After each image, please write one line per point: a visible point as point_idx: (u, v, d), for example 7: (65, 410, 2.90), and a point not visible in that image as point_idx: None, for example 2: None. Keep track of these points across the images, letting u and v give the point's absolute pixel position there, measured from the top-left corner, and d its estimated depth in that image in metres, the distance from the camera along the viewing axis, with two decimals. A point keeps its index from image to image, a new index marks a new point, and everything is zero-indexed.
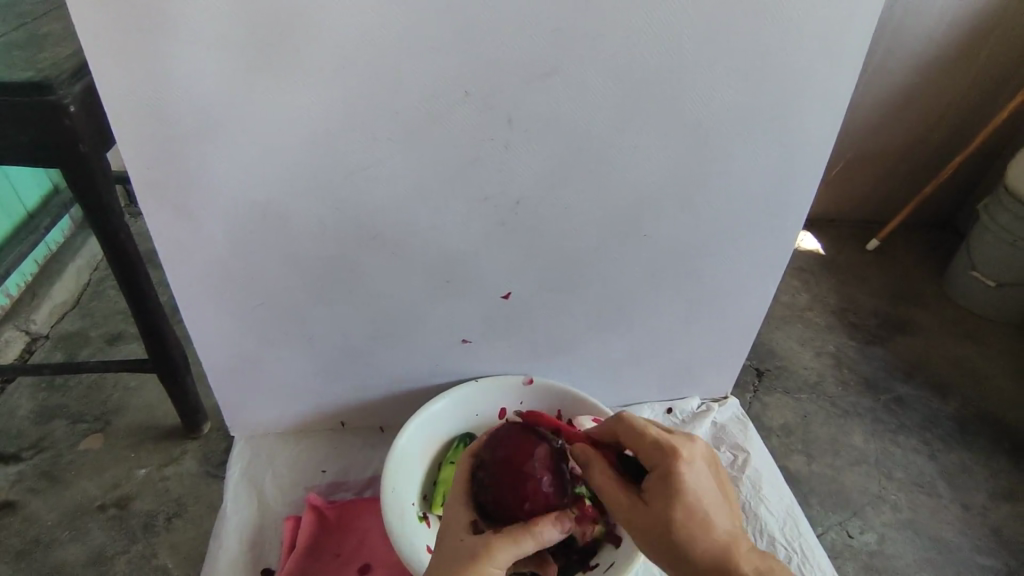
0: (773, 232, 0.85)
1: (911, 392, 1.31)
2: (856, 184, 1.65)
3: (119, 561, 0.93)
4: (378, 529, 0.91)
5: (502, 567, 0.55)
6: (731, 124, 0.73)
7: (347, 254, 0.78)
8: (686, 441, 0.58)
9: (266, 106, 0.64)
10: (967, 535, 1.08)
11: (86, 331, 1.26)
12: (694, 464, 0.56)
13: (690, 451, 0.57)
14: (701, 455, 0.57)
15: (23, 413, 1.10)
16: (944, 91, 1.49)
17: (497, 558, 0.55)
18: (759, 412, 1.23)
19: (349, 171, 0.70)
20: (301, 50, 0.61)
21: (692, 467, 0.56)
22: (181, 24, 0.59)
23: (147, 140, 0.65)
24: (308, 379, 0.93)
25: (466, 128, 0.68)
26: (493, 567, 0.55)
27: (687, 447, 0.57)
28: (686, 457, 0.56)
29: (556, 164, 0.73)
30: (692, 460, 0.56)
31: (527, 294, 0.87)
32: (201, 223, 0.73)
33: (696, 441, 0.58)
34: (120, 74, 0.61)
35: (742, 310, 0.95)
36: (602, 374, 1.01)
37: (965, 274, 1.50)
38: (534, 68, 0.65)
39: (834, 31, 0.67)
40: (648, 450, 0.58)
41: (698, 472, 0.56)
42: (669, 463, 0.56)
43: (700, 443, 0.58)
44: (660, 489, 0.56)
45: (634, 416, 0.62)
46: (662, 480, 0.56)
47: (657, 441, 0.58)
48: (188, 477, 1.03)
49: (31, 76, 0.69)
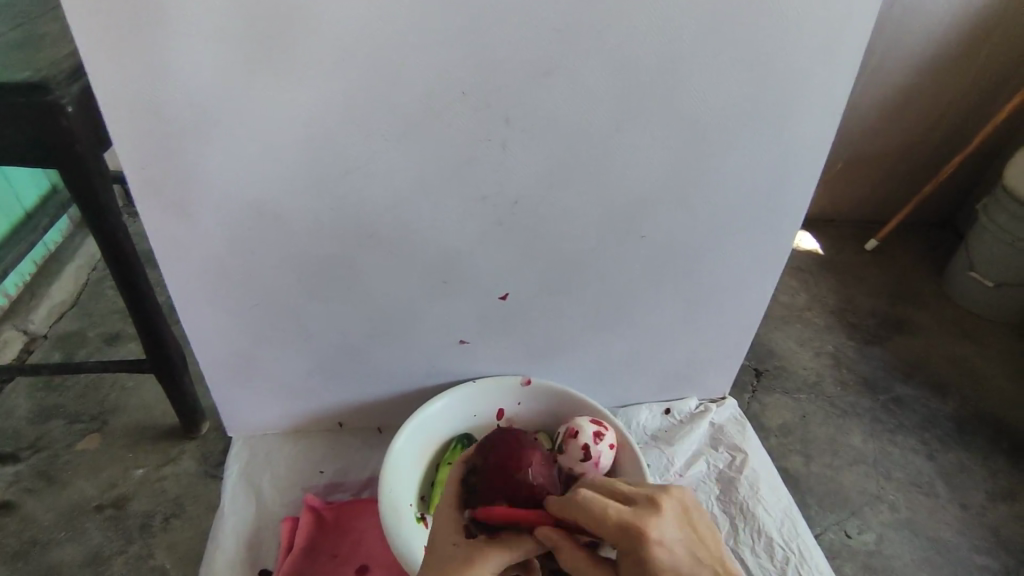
0: (772, 232, 0.85)
1: (910, 392, 1.31)
2: (855, 185, 1.65)
3: (117, 562, 0.93)
4: (376, 530, 0.91)
5: (491, 569, 0.56)
6: (728, 124, 0.73)
7: (344, 253, 0.78)
8: (651, 518, 0.52)
9: (266, 102, 0.64)
10: (965, 535, 1.08)
11: (84, 331, 1.26)
12: (665, 538, 0.52)
13: (659, 528, 0.52)
14: (670, 525, 0.53)
15: (20, 413, 1.10)
16: (943, 91, 1.49)
17: (489, 557, 0.57)
18: (758, 412, 1.23)
19: (347, 170, 0.70)
20: (301, 43, 0.61)
21: (662, 546, 0.51)
22: (179, 22, 0.58)
23: (145, 139, 0.65)
24: (306, 378, 0.93)
25: (463, 128, 0.68)
26: (483, 570, 0.56)
27: (655, 526, 0.52)
28: (655, 537, 0.51)
29: (554, 164, 0.73)
30: (661, 538, 0.52)
31: (525, 294, 0.87)
32: (199, 223, 0.73)
33: (662, 508, 0.53)
34: (117, 73, 0.61)
35: (740, 310, 0.95)
36: (601, 374, 1.01)
37: (962, 274, 1.50)
38: (532, 66, 0.65)
39: (832, 31, 0.67)
40: (612, 535, 0.52)
41: (671, 547, 0.52)
42: (639, 549, 0.51)
43: (666, 511, 0.53)
44: (632, 574, 0.52)
45: (585, 493, 0.54)
46: (633, 567, 0.51)
47: (621, 526, 0.52)
48: (186, 477, 1.03)
49: (29, 77, 0.69)
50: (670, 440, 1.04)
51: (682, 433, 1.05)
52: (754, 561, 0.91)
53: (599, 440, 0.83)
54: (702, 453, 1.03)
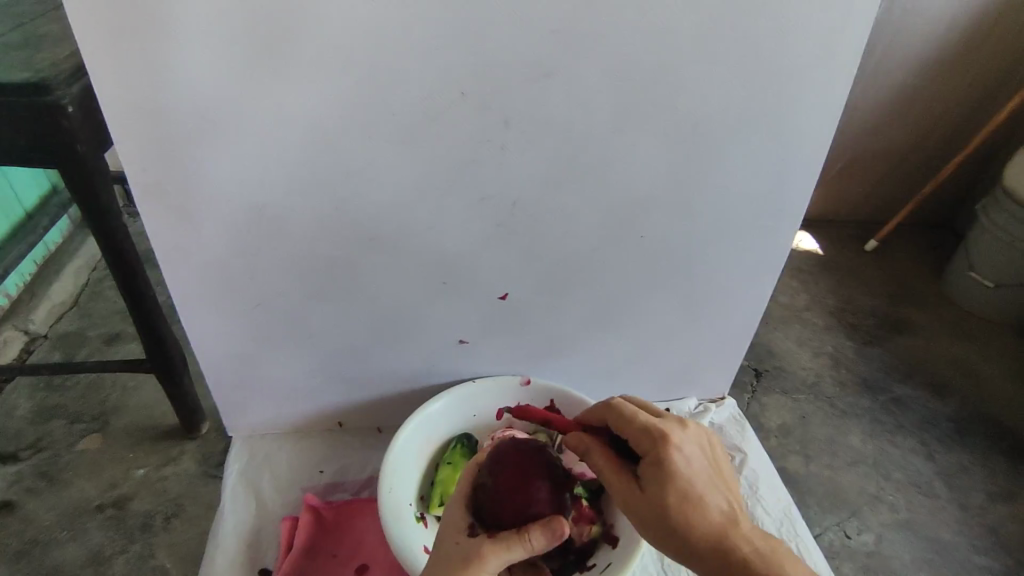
0: (771, 232, 0.85)
1: (909, 393, 1.31)
2: (854, 185, 1.65)
3: (118, 561, 0.93)
4: (375, 530, 0.91)
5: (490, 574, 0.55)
6: (728, 124, 0.73)
7: (345, 253, 0.78)
8: (676, 427, 0.59)
9: (268, 103, 0.64)
10: (965, 536, 1.08)
11: (85, 331, 1.26)
12: (684, 448, 0.58)
13: (681, 438, 0.58)
14: (692, 441, 0.59)
15: (21, 413, 1.10)
16: (942, 92, 1.49)
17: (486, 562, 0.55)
18: (758, 412, 1.23)
19: (347, 171, 0.70)
20: (303, 46, 0.61)
21: (682, 451, 0.57)
22: (181, 24, 0.59)
23: (146, 140, 0.65)
24: (306, 379, 0.93)
25: (463, 129, 0.69)
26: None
27: (677, 433, 0.59)
28: (676, 442, 0.58)
29: (553, 165, 0.73)
30: (682, 446, 0.58)
31: (524, 295, 0.87)
32: (199, 223, 0.73)
33: (688, 426, 0.60)
34: (119, 74, 0.61)
35: (740, 311, 0.95)
36: (600, 374, 1.01)
37: (963, 275, 1.50)
38: (532, 68, 0.65)
39: (830, 33, 0.67)
40: (638, 438, 0.60)
41: (689, 456, 0.57)
42: (660, 449, 0.57)
43: (691, 429, 0.59)
44: (653, 474, 0.57)
45: (623, 404, 0.63)
46: (654, 465, 0.57)
47: (647, 428, 0.59)
48: (186, 477, 1.03)
49: (29, 77, 0.70)
50: None
51: None
52: None
53: None
54: None
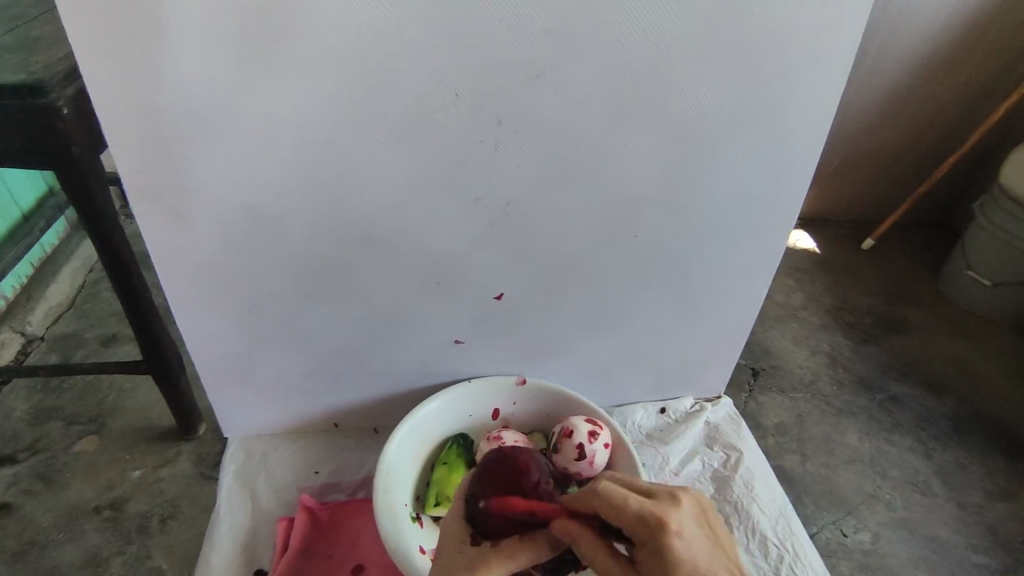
0: (766, 232, 0.85)
1: (906, 391, 1.31)
2: (851, 184, 1.65)
3: (115, 563, 0.93)
4: (370, 530, 0.91)
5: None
6: (722, 124, 0.73)
7: (339, 253, 0.78)
8: (671, 508, 0.50)
9: (261, 104, 0.64)
10: (962, 534, 1.09)
11: (81, 333, 1.26)
12: (684, 533, 0.48)
13: (679, 520, 0.49)
14: (689, 521, 0.49)
15: (18, 415, 1.10)
16: (937, 91, 1.49)
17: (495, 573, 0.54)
18: (754, 411, 1.24)
19: (342, 172, 0.70)
20: (296, 46, 0.61)
21: (681, 537, 0.48)
22: (174, 25, 0.59)
23: (140, 141, 0.66)
24: (302, 379, 0.93)
25: (456, 129, 0.69)
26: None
27: (674, 515, 0.49)
28: (674, 527, 0.48)
29: (547, 164, 0.73)
30: (681, 531, 0.48)
31: (519, 295, 0.87)
32: (193, 224, 0.73)
33: (681, 501, 0.51)
34: (113, 75, 0.61)
35: (735, 311, 0.95)
36: (596, 374, 1.01)
37: (960, 274, 1.50)
38: (526, 68, 0.66)
39: (822, 32, 0.67)
40: (631, 525, 0.50)
41: (690, 540, 0.48)
42: (659, 538, 0.48)
43: (685, 504, 0.50)
44: (653, 567, 0.48)
45: (607, 484, 0.53)
46: (654, 559, 0.48)
47: (640, 515, 0.49)
48: (183, 478, 1.03)
49: (23, 79, 0.70)
50: (664, 440, 1.04)
51: (678, 432, 1.05)
52: (749, 560, 0.91)
53: (594, 439, 0.83)
54: (697, 452, 1.03)
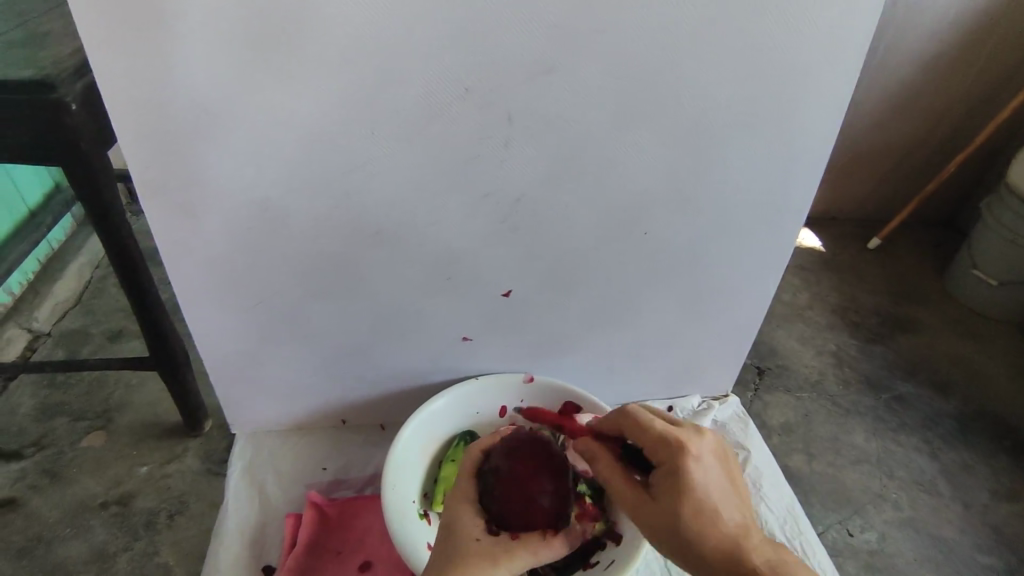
0: (774, 230, 0.85)
1: (912, 391, 1.31)
2: (857, 183, 1.65)
3: (121, 559, 0.93)
4: (379, 527, 0.91)
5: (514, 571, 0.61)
6: (731, 121, 0.73)
7: (349, 250, 0.78)
8: (691, 437, 0.56)
9: (270, 101, 0.64)
10: (968, 534, 1.08)
11: (87, 329, 1.26)
12: (702, 458, 0.55)
13: (699, 446, 0.55)
14: (709, 450, 0.55)
15: (24, 411, 1.11)
16: (945, 90, 1.49)
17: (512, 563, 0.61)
18: (760, 410, 1.23)
19: (351, 169, 0.70)
20: (306, 42, 0.61)
21: (699, 462, 0.54)
22: (182, 20, 0.58)
23: (149, 137, 0.66)
24: (309, 376, 0.93)
25: (465, 125, 0.69)
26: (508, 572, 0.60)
27: (696, 442, 0.55)
28: (693, 452, 0.55)
29: (556, 162, 0.73)
30: (699, 457, 0.55)
31: (526, 293, 0.87)
32: (202, 220, 0.73)
33: (705, 435, 0.57)
34: (123, 71, 0.61)
35: (743, 309, 0.95)
36: (603, 371, 1.01)
37: (967, 273, 1.50)
38: (535, 65, 0.65)
39: (833, 29, 0.67)
40: (654, 444, 0.57)
41: (706, 467, 0.54)
42: (677, 458, 0.55)
43: (709, 437, 0.56)
44: (670, 484, 0.55)
45: (639, 410, 0.61)
46: (671, 474, 0.55)
47: (665, 436, 0.57)
48: (190, 474, 1.03)
49: (32, 74, 0.69)
50: None
51: None
52: None
53: None
54: None
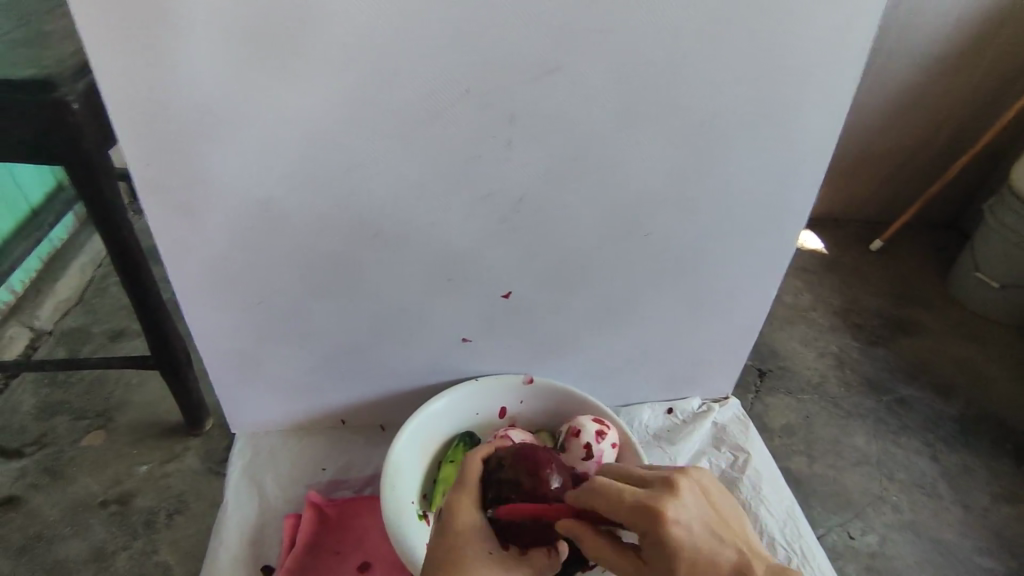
0: (776, 232, 0.85)
1: (914, 393, 1.30)
2: (860, 184, 1.65)
3: (121, 557, 0.93)
4: (378, 528, 0.91)
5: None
6: (733, 122, 0.73)
7: (350, 249, 0.78)
8: (666, 497, 0.52)
9: (270, 100, 0.64)
10: (970, 538, 1.08)
11: (89, 328, 1.26)
12: (681, 519, 0.51)
13: (675, 507, 0.52)
14: (686, 503, 0.52)
15: (25, 409, 1.11)
16: (950, 91, 1.48)
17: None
18: (761, 412, 1.23)
19: (353, 169, 0.70)
20: (305, 40, 0.61)
21: (680, 524, 0.51)
22: (182, 19, 0.58)
23: (150, 137, 0.66)
24: (310, 375, 0.93)
25: (467, 125, 0.68)
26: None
27: (672, 505, 0.51)
28: (673, 517, 0.51)
29: (557, 161, 0.73)
30: (678, 518, 0.51)
31: (526, 293, 0.87)
32: (203, 219, 0.73)
33: (677, 486, 0.53)
34: (123, 70, 0.61)
35: (744, 310, 0.95)
36: (604, 372, 1.01)
37: (968, 275, 1.50)
38: (537, 66, 0.65)
39: (838, 28, 0.67)
40: (627, 518, 0.52)
41: (688, 526, 0.51)
42: (657, 529, 0.51)
43: (681, 490, 0.53)
44: (655, 555, 0.51)
45: (602, 479, 0.55)
46: (656, 548, 0.51)
47: (634, 507, 0.52)
48: (189, 473, 1.03)
49: (35, 73, 0.70)
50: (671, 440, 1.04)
51: (686, 432, 1.05)
52: None
53: (600, 439, 0.84)
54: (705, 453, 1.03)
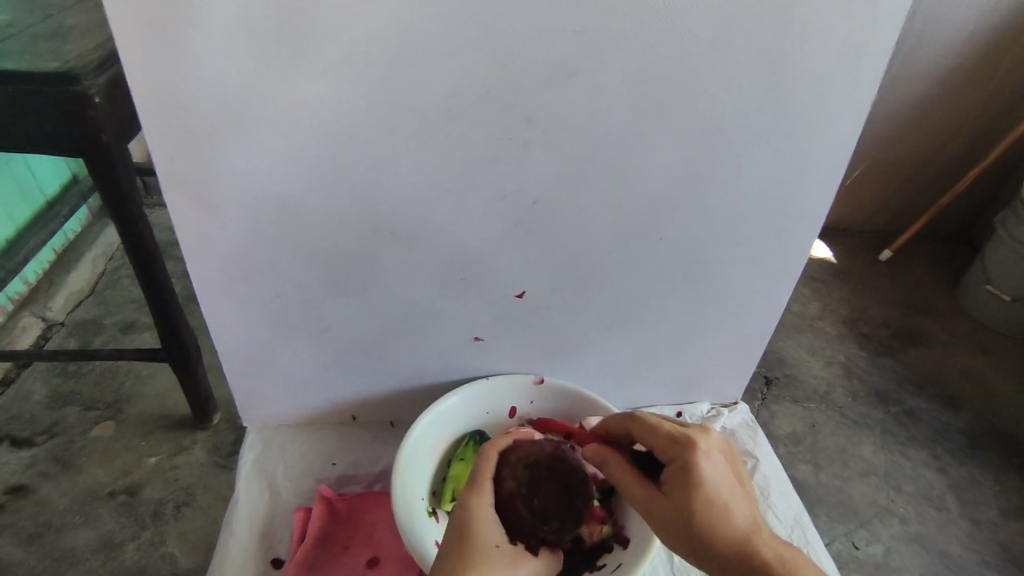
0: (789, 240, 0.85)
1: (921, 405, 1.30)
2: (871, 194, 1.65)
3: (129, 548, 0.94)
4: (387, 523, 0.91)
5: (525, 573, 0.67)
6: (749, 127, 0.73)
7: (367, 247, 0.78)
8: (701, 433, 0.63)
9: (292, 97, 0.65)
10: (976, 551, 1.07)
11: (100, 320, 1.27)
12: (710, 456, 0.60)
13: (707, 445, 0.61)
14: (717, 447, 0.62)
15: (36, 398, 1.12)
16: (963, 101, 1.48)
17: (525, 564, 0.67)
18: (768, 420, 1.23)
19: (370, 167, 0.71)
20: (329, 39, 0.62)
21: (708, 459, 0.60)
22: (208, 16, 0.59)
23: (174, 132, 0.67)
24: (322, 371, 0.93)
25: (487, 126, 0.69)
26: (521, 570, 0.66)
27: (704, 439, 0.62)
28: (703, 449, 0.60)
29: (575, 163, 0.73)
30: (707, 453, 0.60)
31: (540, 294, 0.87)
32: (221, 213, 0.73)
33: (711, 433, 0.63)
34: (149, 64, 0.62)
35: (756, 316, 0.95)
36: (613, 376, 1.01)
37: (979, 287, 1.49)
38: (555, 70, 0.66)
39: (859, 33, 0.67)
40: (663, 444, 0.64)
41: (715, 464, 0.60)
42: (686, 456, 0.60)
43: (715, 434, 0.63)
44: (680, 482, 0.60)
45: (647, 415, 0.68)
46: (682, 473, 0.60)
47: (674, 437, 0.63)
48: (198, 466, 1.04)
49: (57, 67, 0.70)
50: None
51: None
52: None
53: None
54: None
